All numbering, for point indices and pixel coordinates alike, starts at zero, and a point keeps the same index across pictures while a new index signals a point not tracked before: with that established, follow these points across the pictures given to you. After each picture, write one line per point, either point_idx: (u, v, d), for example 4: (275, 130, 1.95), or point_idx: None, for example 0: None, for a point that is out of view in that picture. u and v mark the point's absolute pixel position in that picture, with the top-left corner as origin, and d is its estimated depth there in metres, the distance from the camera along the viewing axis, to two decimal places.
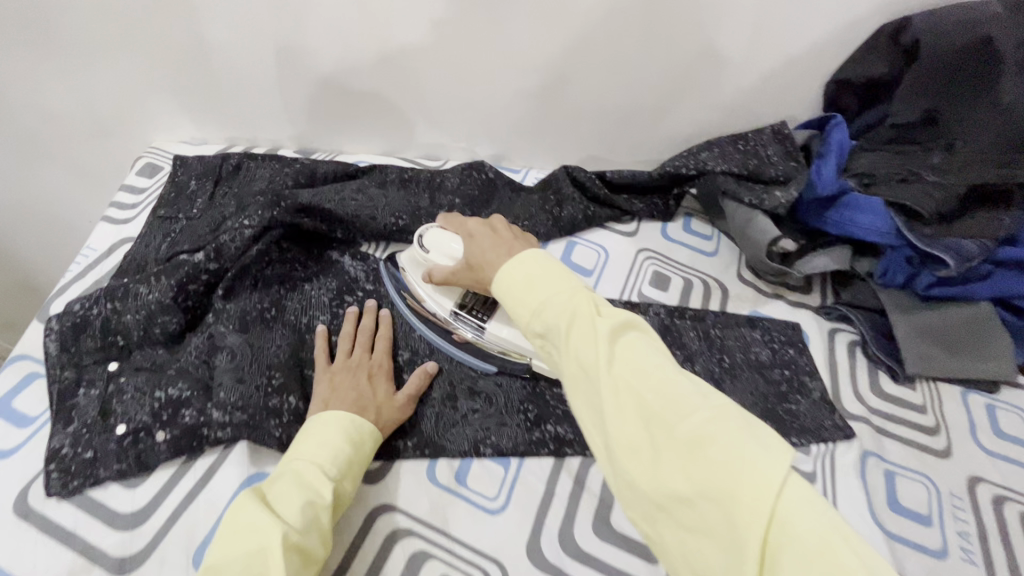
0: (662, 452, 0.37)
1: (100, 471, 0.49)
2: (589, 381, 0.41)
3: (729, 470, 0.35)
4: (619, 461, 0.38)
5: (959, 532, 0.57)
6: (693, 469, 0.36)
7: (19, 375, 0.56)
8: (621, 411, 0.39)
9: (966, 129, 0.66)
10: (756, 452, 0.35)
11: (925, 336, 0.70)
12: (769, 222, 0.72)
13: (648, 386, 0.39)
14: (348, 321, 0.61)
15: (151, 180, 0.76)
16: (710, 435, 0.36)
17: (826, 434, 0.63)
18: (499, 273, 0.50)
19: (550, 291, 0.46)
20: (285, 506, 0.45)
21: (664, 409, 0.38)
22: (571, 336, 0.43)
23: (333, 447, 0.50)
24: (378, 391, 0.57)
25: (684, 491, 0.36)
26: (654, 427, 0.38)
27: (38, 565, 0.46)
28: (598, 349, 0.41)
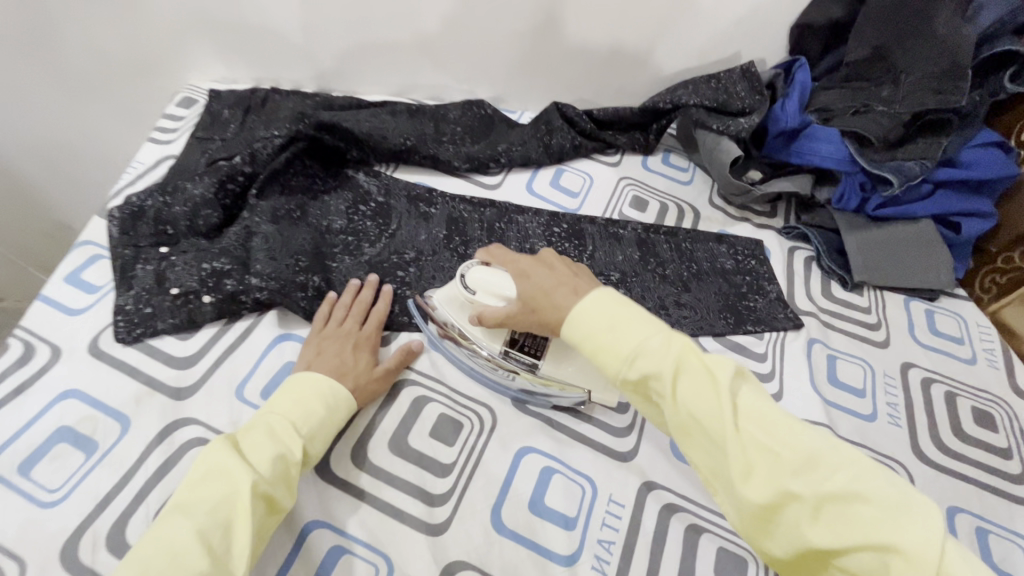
0: (811, 509, 0.41)
1: (158, 323, 0.59)
2: (714, 439, 0.45)
3: (887, 530, 0.39)
4: (764, 517, 0.43)
5: (889, 402, 0.66)
6: (839, 524, 0.40)
7: (85, 255, 0.65)
8: (756, 469, 0.43)
9: (909, 63, 0.74)
10: (909, 506, 0.39)
11: (874, 251, 0.78)
12: (733, 144, 0.81)
13: (782, 444, 0.43)
14: (346, 292, 0.64)
15: (189, 111, 0.85)
16: (860, 493, 0.40)
17: (779, 323, 0.72)
18: (570, 316, 0.51)
19: (643, 338, 0.48)
20: (257, 454, 0.48)
21: (802, 469, 0.42)
22: (684, 391, 0.46)
23: (308, 408, 0.53)
24: (361, 360, 0.59)
25: (837, 546, 0.40)
26: (797, 485, 0.41)
27: (108, 389, 0.55)
28: (721, 408, 0.45)
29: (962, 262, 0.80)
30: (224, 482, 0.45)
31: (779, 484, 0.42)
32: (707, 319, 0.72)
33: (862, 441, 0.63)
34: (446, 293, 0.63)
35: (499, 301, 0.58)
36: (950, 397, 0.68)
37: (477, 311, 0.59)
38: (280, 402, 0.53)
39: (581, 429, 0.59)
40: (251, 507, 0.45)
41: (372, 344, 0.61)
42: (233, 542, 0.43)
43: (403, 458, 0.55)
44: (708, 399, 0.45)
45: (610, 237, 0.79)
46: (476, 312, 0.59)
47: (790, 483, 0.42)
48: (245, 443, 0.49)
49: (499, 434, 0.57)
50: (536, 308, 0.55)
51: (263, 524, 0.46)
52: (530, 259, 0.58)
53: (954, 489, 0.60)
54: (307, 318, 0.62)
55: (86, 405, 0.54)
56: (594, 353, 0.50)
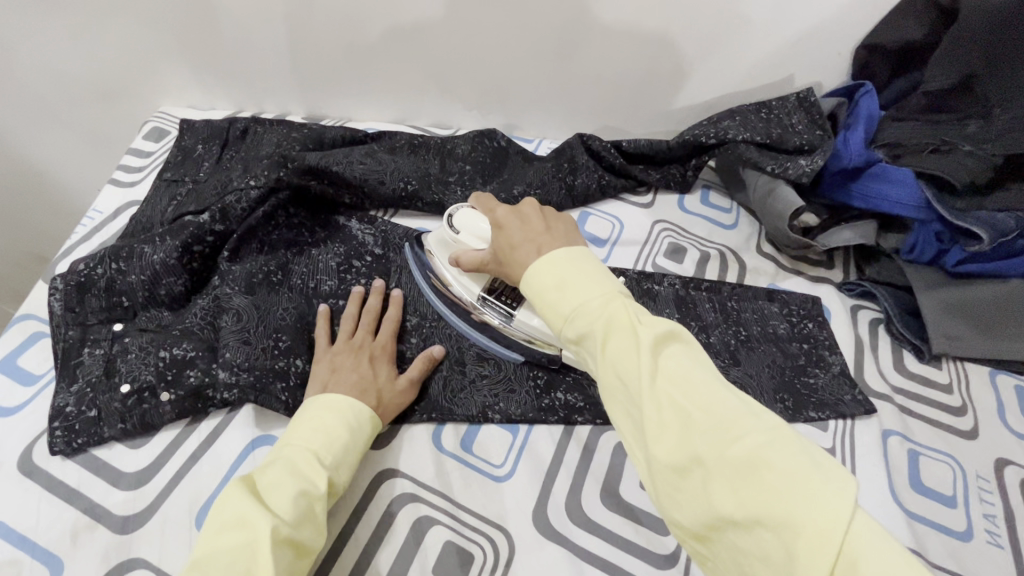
0: (716, 476, 0.33)
1: (104, 430, 0.49)
2: (630, 397, 0.37)
3: (790, 499, 0.30)
4: (666, 484, 0.35)
5: (985, 514, 0.55)
6: (744, 493, 0.32)
7: (24, 335, 0.55)
8: (666, 430, 0.35)
9: (1005, 98, 0.62)
10: (822, 477, 0.31)
11: (955, 314, 0.67)
12: (792, 192, 0.70)
13: (697, 402, 0.35)
14: (352, 302, 0.58)
15: (158, 145, 0.75)
16: (769, 457, 0.32)
17: (846, 409, 0.61)
18: (528, 272, 0.45)
19: (581, 292, 0.41)
20: (276, 493, 0.42)
21: (711, 428, 0.34)
22: (606, 343, 0.39)
23: (330, 433, 0.47)
24: (379, 374, 0.54)
25: (738, 517, 0.31)
26: (705, 446, 0.33)
27: (41, 520, 0.45)
28: (642, 362, 0.37)
29: None
30: (241, 528, 0.39)
31: (687, 444, 0.34)
32: (762, 402, 0.61)
33: (955, 567, 0.52)
34: (436, 236, 0.61)
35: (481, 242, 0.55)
36: None
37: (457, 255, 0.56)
38: (299, 431, 0.47)
39: (618, 561, 0.48)
40: (276, 554, 0.38)
41: (389, 355, 0.56)
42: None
43: None
44: (630, 352, 0.37)
45: (644, 295, 0.68)
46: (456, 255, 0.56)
47: (701, 443, 0.34)
48: (264, 484, 0.42)
49: (519, 567, 0.47)
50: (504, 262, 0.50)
51: (291, 573, 0.40)
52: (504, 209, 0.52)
53: None
54: (288, 414, 0.52)
55: (11, 542, 0.44)
56: (534, 307, 0.44)
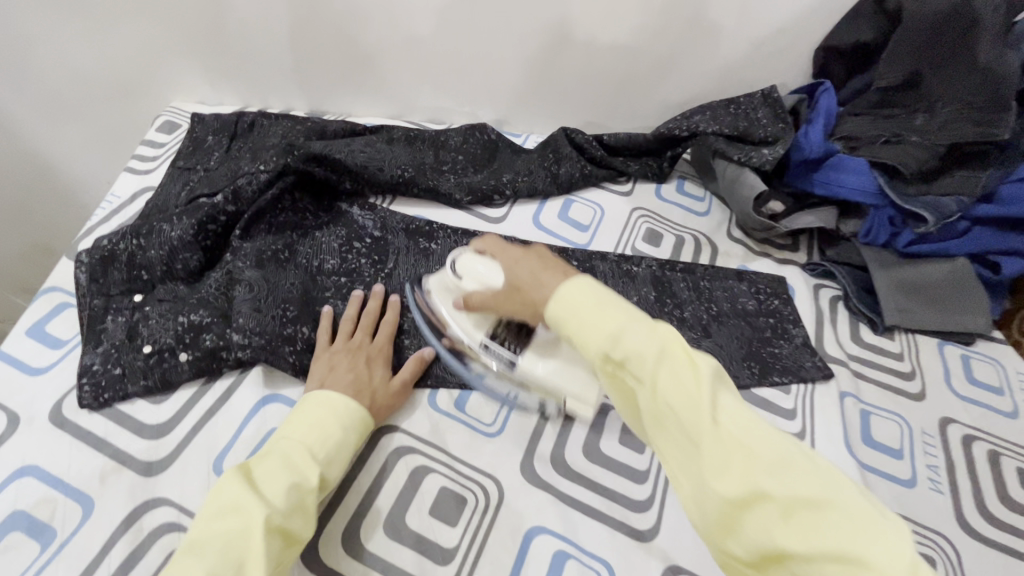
0: (777, 511, 0.35)
1: (128, 386, 0.54)
2: (687, 429, 0.39)
3: (854, 539, 0.33)
4: (724, 515, 0.37)
5: (928, 465, 0.61)
6: (807, 530, 0.34)
7: (51, 305, 0.60)
8: (728, 462, 0.37)
9: (943, 93, 0.69)
10: (874, 518, 0.33)
11: (906, 291, 0.73)
12: (756, 178, 0.76)
13: (756, 440, 0.37)
14: (351, 305, 0.61)
15: (170, 137, 0.80)
16: (831, 499, 0.34)
17: (806, 374, 0.66)
18: (552, 298, 0.47)
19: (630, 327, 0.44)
20: (270, 484, 0.45)
21: (771, 467, 0.36)
22: (661, 379, 0.41)
23: (325, 430, 0.50)
24: (375, 375, 0.56)
25: (802, 552, 0.34)
26: (769, 483, 0.36)
27: (72, 465, 0.49)
28: (702, 397, 0.39)
29: (999, 301, 0.74)
30: (237, 515, 0.42)
31: (748, 479, 0.36)
32: (730, 370, 0.66)
33: (900, 510, 0.58)
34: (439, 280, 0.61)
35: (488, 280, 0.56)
36: (994, 456, 0.62)
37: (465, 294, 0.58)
38: (294, 427, 0.50)
39: (596, 503, 0.53)
40: (266, 541, 0.41)
41: (385, 357, 0.59)
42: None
43: (400, 543, 0.49)
44: (688, 386, 0.40)
45: (623, 275, 0.73)
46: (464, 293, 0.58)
47: (763, 478, 0.36)
48: (260, 474, 0.45)
49: (506, 511, 0.52)
50: (521, 293, 0.52)
51: (280, 559, 0.43)
52: (515, 250, 0.55)
53: (1003, 565, 0.55)
54: (296, 375, 0.57)
55: (45, 484, 0.48)
56: (572, 332, 0.46)
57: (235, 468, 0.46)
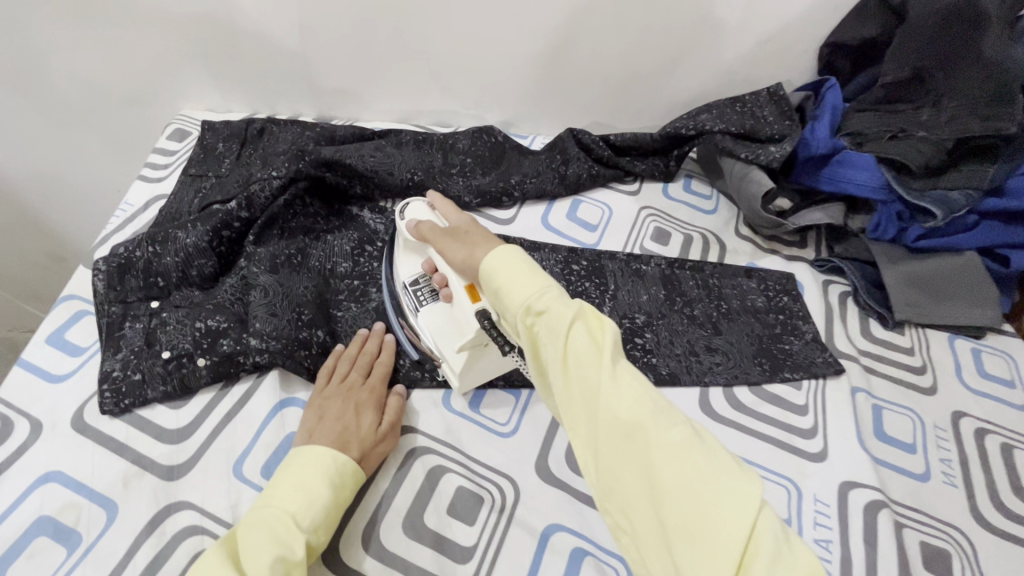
0: (657, 448, 0.37)
1: (147, 392, 0.54)
2: (587, 375, 0.40)
3: (717, 478, 0.35)
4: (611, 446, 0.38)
5: (942, 458, 0.61)
6: (675, 466, 0.36)
7: (69, 312, 0.60)
8: (623, 403, 0.39)
9: (949, 87, 0.69)
10: (734, 465, 0.36)
11: (915, 284, 0.73)
12: (764, 175, 0.77)
13: (649, 392, 0.40)
14: (353, 342, 0.60)
15: (181, 144, 0.81)
16: (700, 444, 0.37)
17: (818, 369, 0.66)
18: (494, 251, 0.47)
19: (553, 285, 0.44)
20: (254, 561, 0.41)
21: (656, 414, 0.38)
22: (571, 331, 0.41)
23: (309, 493, 0.47)
24: (362, 422, 0.53)
25: (667, 483, 0.36)
26: (654, 422, 0.38)
27: (96, 470, 0.50)
28: (608, 351, 0.40)
29: (1008, 294, 0.74)
30: None
31: (638, 419, 0.38)
32: (741, 366, 0.66)
33: (915, 504, 0.58)
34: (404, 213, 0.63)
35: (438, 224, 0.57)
36: (1007, 450, 0.62)
37: (411, 227, 0.58)
38: (278, 494, 0.46)
39: None
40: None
41: (376, 402, 0.56)
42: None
43: (419, 542, 0.50)
44: (595, 343, 0.41)
45: (632, 274, 0.73)
46: (407, 228, 0.59)
47: (649, 418, 0.38)
48: (242, 546, 0.42)
49: (522, 509, 0.52)
50: (456, 240, 0.53)
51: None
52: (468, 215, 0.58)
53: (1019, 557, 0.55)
54: (311, 379, 0.58)
55: (69, 489, 0.49)
56: (503, 288, 0.45)
57: (215, 546, 0.43)
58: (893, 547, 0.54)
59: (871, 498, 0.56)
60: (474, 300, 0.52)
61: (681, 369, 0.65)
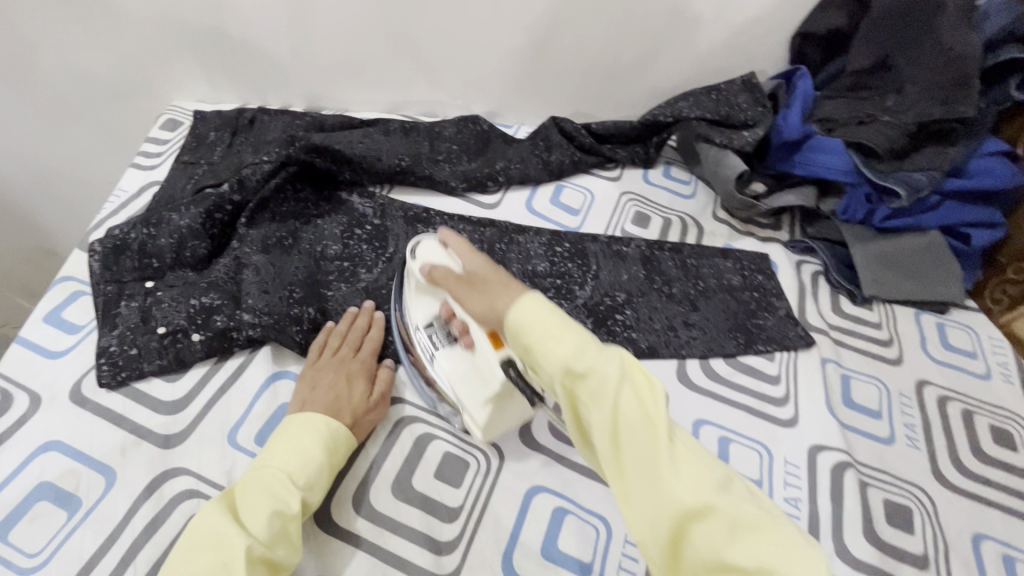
0: (727, 528, 0.36)
1: (144, 365, 0.56)
2: (643, 448, 0.39)
3: (801, 568, 0.33)
4: (676, 528, 0.37)
5: (906, 423, 0.64)
6: (745, 542, 0.35)
7: (66, 292, 0.62)
8: (683, 475, 0.37)
9: (910, 74, 0.74)
10: (801, 538, 0.35)
11: (883, 262, 0.77)
12: (738, 159, 0.80)
13: (707, 460, 0.39)
14: (344, 318, 0.62)
15: (173, 134, 0.82)
16: (768, 519, 0.36)
17: (790, 342, 0.69)
18: (518, 303, 0.45)
19: (593, 343, 0.43)
20: (251, 516, 0.44)
21: (717, 485, 0.37)
22: (619, 396, 0.40)
23: (305, 455, 0.49)
24: (354, 390, 0.56)
25: (740, 562, 0.34)
26: (720, 500, 0.36)
27: (94, 439, 0.52)
28: (660, 418, 0.39)
29: (971, 272, 0.78)
30: (219, 549, 0.42)
31: (702, 494, 0.37)
32: (717, 340, 0.69)
33: (879, 465, 0.61)
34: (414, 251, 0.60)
35: (453, 266, 0.55)
36: (967, 415, 0.66)
37: (425, 270, 0.56)
38: (274, 453, 0.49)
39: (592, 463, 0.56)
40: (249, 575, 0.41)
41: (366, 372, 0.58)
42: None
43: (407, 503, 0.52)
44: (645, 408, 0.40)
45: (613, 255, 0.76)
46: (421, 268, 0.56)
47: (713, 493, 0.36)
48: (241, 502, 0.46)
49: (507, 474, 0.55)
50: (473, 287, 0.51)
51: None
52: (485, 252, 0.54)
53: (977, 513, 0.58)
54: (303, 353, 0.60)
55: (68, 457, 0.51)
56: (533, 345, 0.44)
57: (218, 499, 0.47)
58: (858, 504, 0.57)
59: (838, 459, 0.59)
60: (498, 348, 0.50)
61: (660, 343, 0.68)
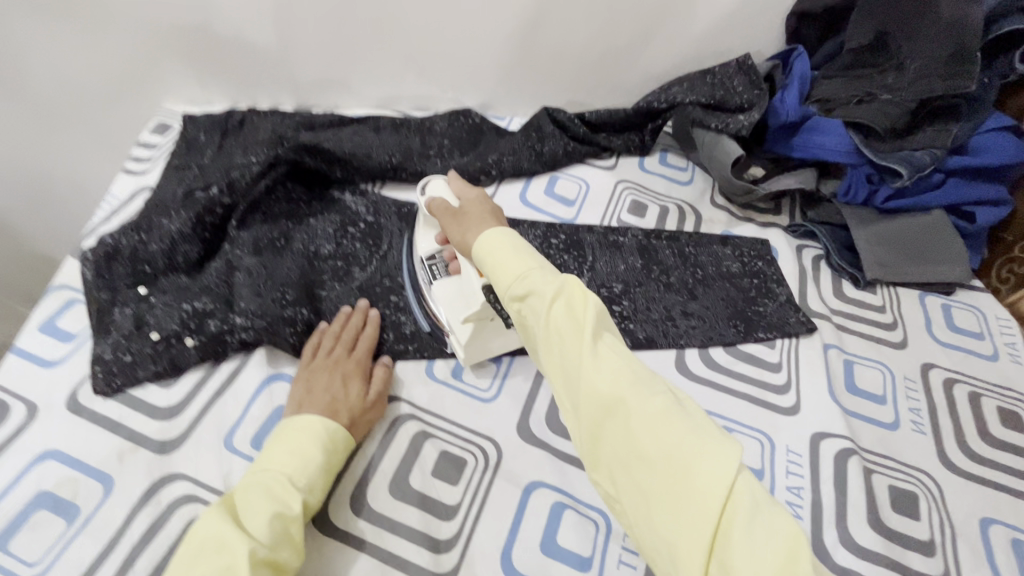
0: (634, 411, 0.39)
1: (139, 372, 0.56)
2: (567, 349, 0.43)
3: (698, 450, 0.37)
4: (593, 415, 0.41)
5: (911, 408, 0.63)
6: (651, 431, 0.38)
7: (60, 301, 0.62)
8: (604, 377, 0.41)
9: (911, 49, 0.71)
10: (705, 430, 0.38)
11: (886, 244, 0.75)
12: (734, 142, 0.78)
13: (629, 365, 0.42)
14: (337, 319, 0.61)
15: (163, 138, 0.82)
16: (675, 411, 0.39)
17: (791, 328, 0.68)
18: (484, 240, 0.53)
19: (535, 268, 0.48)
20: (253, 519, 0.44)
21: (635, 388, 0.40)
22: (553, 309, 0.44)
23: (304, 456, 0.49)
24: (351, 390, 0.55)
25: (648, 447, 0.38)
26: (630, 391, 0.40)
27: (91, 447, 0.52)
28: (587, 328, 0.43)
29: (977, 251, 0.77)
30: (221, 552, 0.42)
31: (618, 392, 0.40)
32: (716, 328, 0.68)
33: (884, 451, 0.60)
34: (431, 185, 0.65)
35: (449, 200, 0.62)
36: (974, 398, 0.65)
37: (426, 204, 0.63)
38: (272, 456, 0.49)
39: None
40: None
41: (362, 371, 0.58)
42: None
43: (405, 503, 0.52)
44: (575, 320, 0.44)
45: (610, 246, 0.75)
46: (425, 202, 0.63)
47: (627, 392, 0.40)
48: (242, 507, 0.45)
49: (505, 469, 0.54)
50: (458, 220, 0.58)
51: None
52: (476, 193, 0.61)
53: (984, 497, 0.57)
54: (296, 354, 0.60)
55: (66, 465, 0.51)
56: (492, 272, 0.51)
57: (216, 504, 0.46)
58: (863, 491, 0.56)
59: (842, 447, 0.59)
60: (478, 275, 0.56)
61: (658, 333, 0.67)
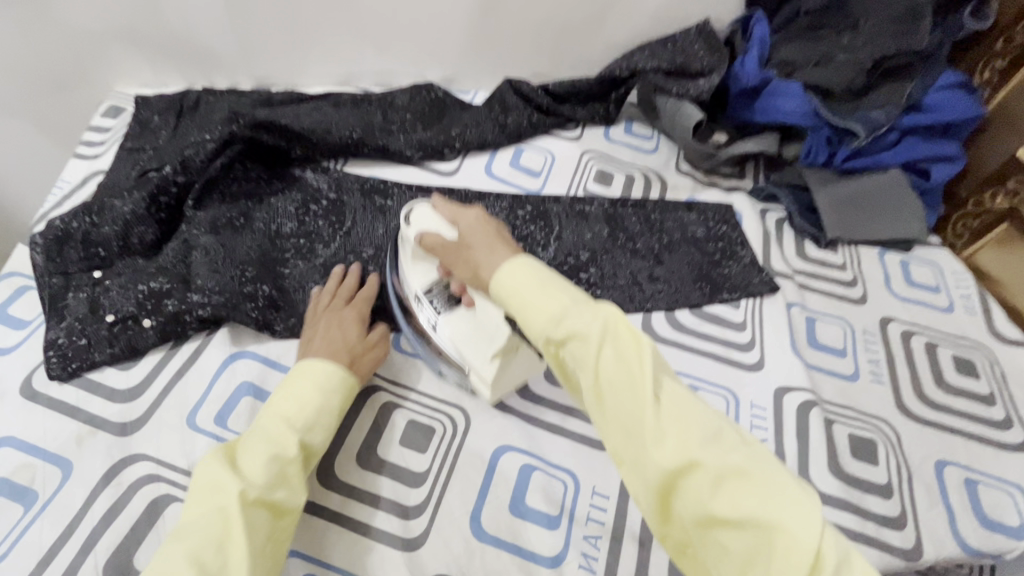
0: (706, 472, 0.35)
1: (95, 355, 0.55)
2: (623, 402, 0.39)
3: (784, 515, 0.33)
4: (663, 483, 0.37)
5: (870, 359, 0.65)
6: (728, 495, 0.34)
7: (11, 288, 0.60)
8: (668, 433, 0.37)
9: (867, 8, 0.73)
10: (786, 490, 0.34)
11: (847, 204, 0.76)
12: (694, 107, 0.79)
13: (693, 414, 0.38)
14: (331, 278, 0.61)
15: (115, 121, 0.79)
16: (751, 468, 0.35)
17: (754, 288, 0.70)
18: (503, 270, 0.48)
19: (572, 304, 0.44)
20: (250, 463, 0.45)
21: (702, 441, 0.36)
22: (602, 356, 0.40)
23: (302, 400, 0.49)
24: (351, 334, 0.56)
25: (729, 516, 0.34)
26: (702, 453, 0.36)
27: (48, 432, 0.51)
28: (640, 372, 0.39)
29: (935, 208, 0.78)
30: (216, 495, 0.43)
31: (684, 450, 0.36)
32: (682, 291, 0.69)
33: (844, 402, 0.61)
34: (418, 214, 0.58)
35: (445, 232, 0.56)
36: (931, 347, 0.67)
37: (417, 236, 0.57)
38: (276, 401, 0.50)
39: (558, 420, 0.56)
40: (246, 516, 0.42)
41: (360, 315, 0.58)
42: (229, 556, 0.40)
43: (373, 472, 0.52)
44: (628, 366, 0.39)
45: (577, 215, 0.75)
46: (416, 233, 0.57)
47: (695, 449, 0.36)
48: (242, 452, 0.46)
49: (473, 437, 0.54)
50: (464, 255, 0.53)
51: (272, 530, 0.43)
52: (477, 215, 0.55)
53: (938, 441, 0.59)
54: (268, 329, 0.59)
55: (22, 451, 0.50)
56: (522, 311, 0.46)
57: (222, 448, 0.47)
58: (824, 440, 0.58)
59: (803, 399, 0.60)
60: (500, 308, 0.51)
61: (625, 298, 0.68)
